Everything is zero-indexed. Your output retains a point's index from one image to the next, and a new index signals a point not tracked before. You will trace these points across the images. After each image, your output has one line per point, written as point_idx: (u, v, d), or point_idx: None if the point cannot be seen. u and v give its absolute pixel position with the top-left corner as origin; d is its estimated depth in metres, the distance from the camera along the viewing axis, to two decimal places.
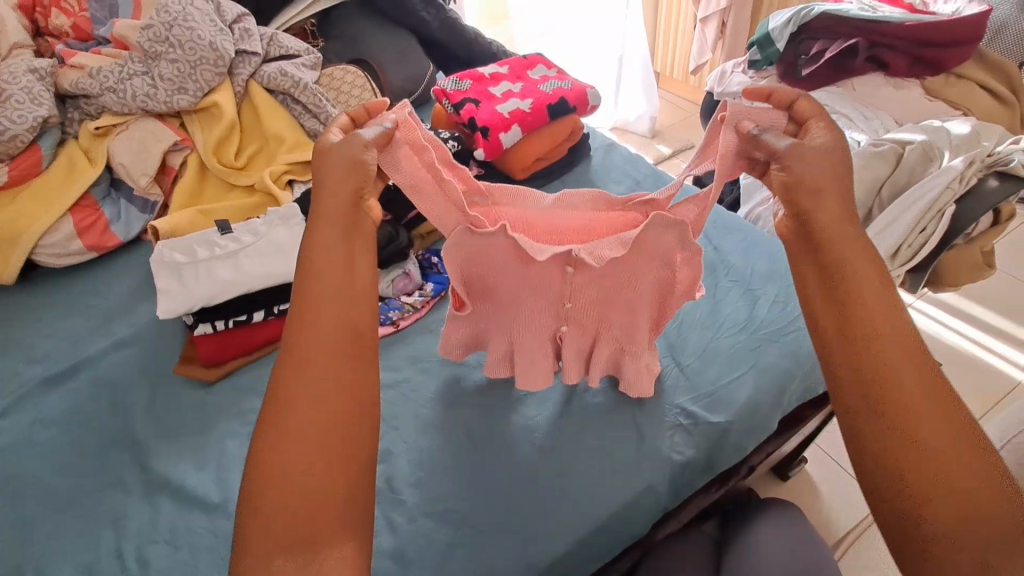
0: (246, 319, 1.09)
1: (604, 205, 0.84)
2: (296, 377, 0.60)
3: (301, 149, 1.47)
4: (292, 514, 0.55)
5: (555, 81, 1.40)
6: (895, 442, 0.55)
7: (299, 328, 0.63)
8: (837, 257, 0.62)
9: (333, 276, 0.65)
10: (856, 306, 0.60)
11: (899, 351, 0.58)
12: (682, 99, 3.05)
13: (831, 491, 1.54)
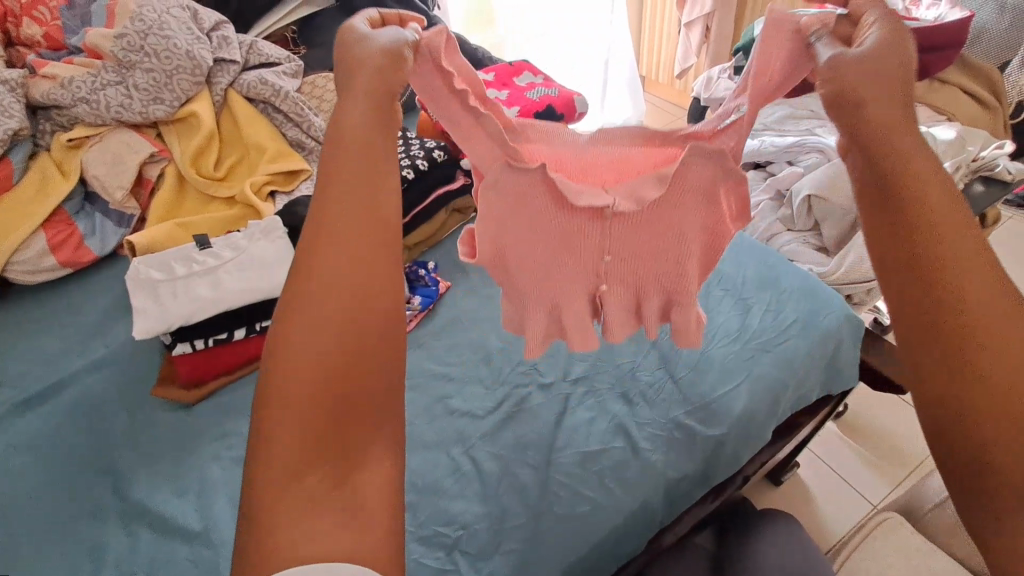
0: (228, 337, 1.06)
1: (645, 140, 0.73)
2: (318, 283, 0.49)
3: (283, 159, 1.45)
4: (317, 439, 0.46)
5: (541, 89, 1.39)
6: (968, 386, 0.43)
7: (318, 226, 0.51)
8: (891, 158, 0.49)
9: (349, 181, 0.52)
10: (918, 214, 0.47)
11: (972, 270, 0.45)
12: (668, 102, 3.05)
13: (824, 495, 1.54)
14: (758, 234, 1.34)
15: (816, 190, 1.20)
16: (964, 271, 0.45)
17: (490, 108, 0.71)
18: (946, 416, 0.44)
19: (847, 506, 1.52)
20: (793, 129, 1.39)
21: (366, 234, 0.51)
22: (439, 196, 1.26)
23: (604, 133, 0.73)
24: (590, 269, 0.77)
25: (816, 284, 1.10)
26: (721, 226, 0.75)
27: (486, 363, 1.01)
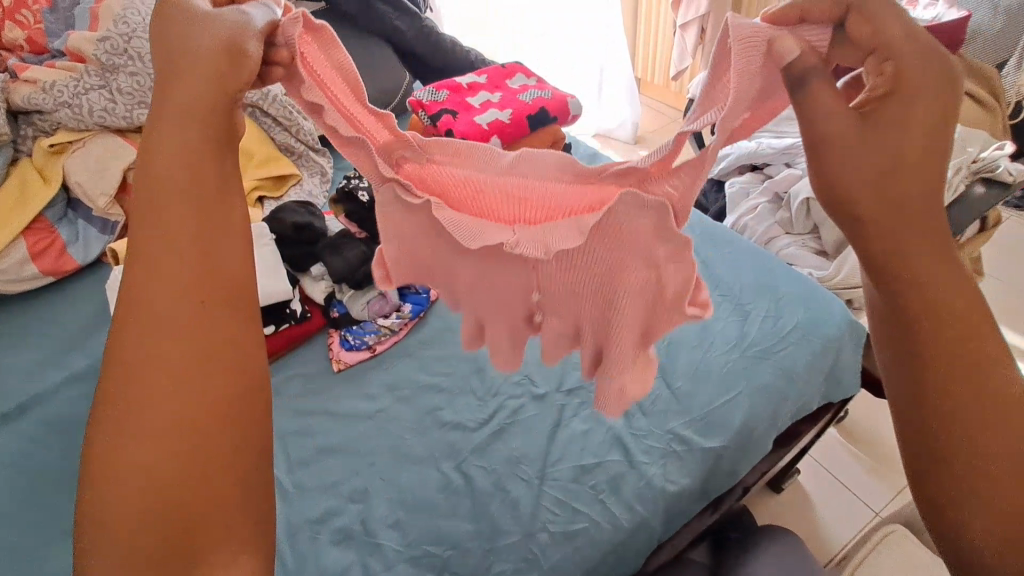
0: None
1: (576, 174, 0.65)
2: (140, 329, 0.44)
3: (272, 164, 1.42)
4: (150, 510, 0.41)
5: (535, 91, 1.36)
6: (926, 352, 0.46)
7: (138, 265, 0.45)
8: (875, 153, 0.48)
9: (180, 192, 0.48)
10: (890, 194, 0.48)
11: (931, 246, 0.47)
12: (663, 105, 3.04)
13: (824, 502, 1.52)
14: (755, 238, 1.32)
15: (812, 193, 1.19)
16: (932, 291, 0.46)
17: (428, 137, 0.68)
18: (923, 383, 0.46)
19: (847, 514, 1.49)
20: (789, 131, 1.36)
21: (203, 254, 0.47)
22: None
23: (531, 158, 0.66)
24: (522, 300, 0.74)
25: (816, 290, 1.08)
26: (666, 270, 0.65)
27: (478, 373, 0.98)
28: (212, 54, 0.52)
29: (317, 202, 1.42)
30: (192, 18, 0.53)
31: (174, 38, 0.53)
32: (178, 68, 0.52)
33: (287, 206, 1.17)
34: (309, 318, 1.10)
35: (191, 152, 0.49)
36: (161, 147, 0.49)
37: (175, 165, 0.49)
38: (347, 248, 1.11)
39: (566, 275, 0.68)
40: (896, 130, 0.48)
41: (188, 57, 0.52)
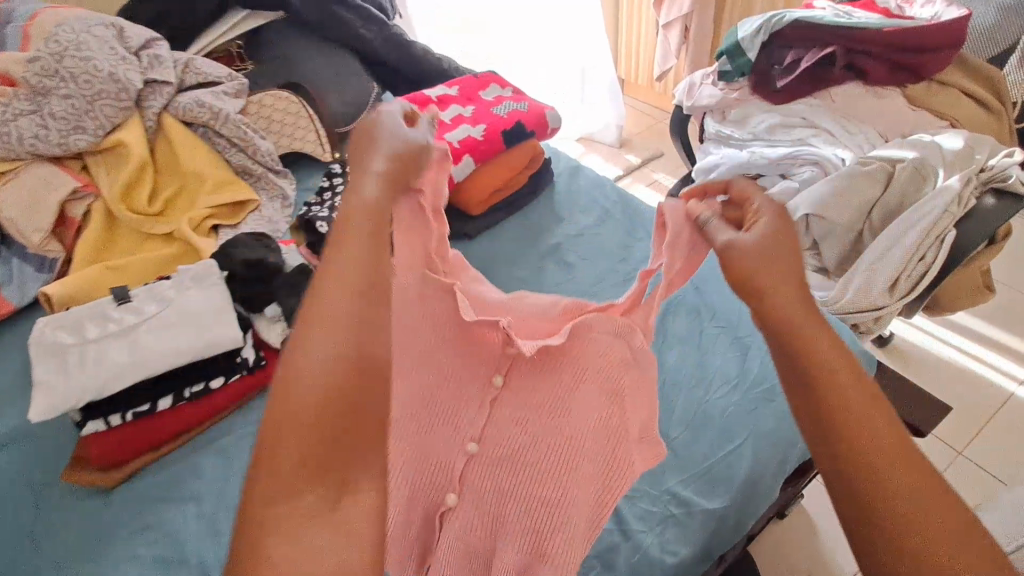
0: (151, 408, 0.94)
1: (569, 309, 0.80)
2: (317, 313, 0.50)
3: (226, 189, 1.31)
4: (316, 454, 0.45)
5: (510, 103, 1.26)
6: (827, 425, 0.47)
7: (328, 267, 0.53)
8: (748, 274, 0.56)
9: (360, 250, 0.54)
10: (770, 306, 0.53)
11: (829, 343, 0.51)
12: (647, 106, 2.95)
13: (829, 526, 1.42)
14: None
15: (814, 208, 1.09)
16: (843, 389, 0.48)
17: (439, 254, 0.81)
18: (833, 448, 0.46)
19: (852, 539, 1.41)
20: (784, 139, 1.26)
21: (366, 265, 0.54)
22: None
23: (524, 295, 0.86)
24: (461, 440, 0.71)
25: (821, 317, 0.99)
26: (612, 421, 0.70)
27: None
28: (400, 156, 0.65)
29: (278, 228, 1.31)
30: (391, 130, 0.66)
31: (367, 132, 0.65)
32: (371, 156, 0.63)
33: (240, 239, 1.08)
34: (263, 366, 1.02)
35: (372, 218, 0.57)
36: (360, 209, 0.58)
37: (359, 227, 0.56)
38: (305, 287, 1.00)
39: (520, 417, 0.71)
40: (774, 243, 0.58)
41: (392, 154, 0.64)
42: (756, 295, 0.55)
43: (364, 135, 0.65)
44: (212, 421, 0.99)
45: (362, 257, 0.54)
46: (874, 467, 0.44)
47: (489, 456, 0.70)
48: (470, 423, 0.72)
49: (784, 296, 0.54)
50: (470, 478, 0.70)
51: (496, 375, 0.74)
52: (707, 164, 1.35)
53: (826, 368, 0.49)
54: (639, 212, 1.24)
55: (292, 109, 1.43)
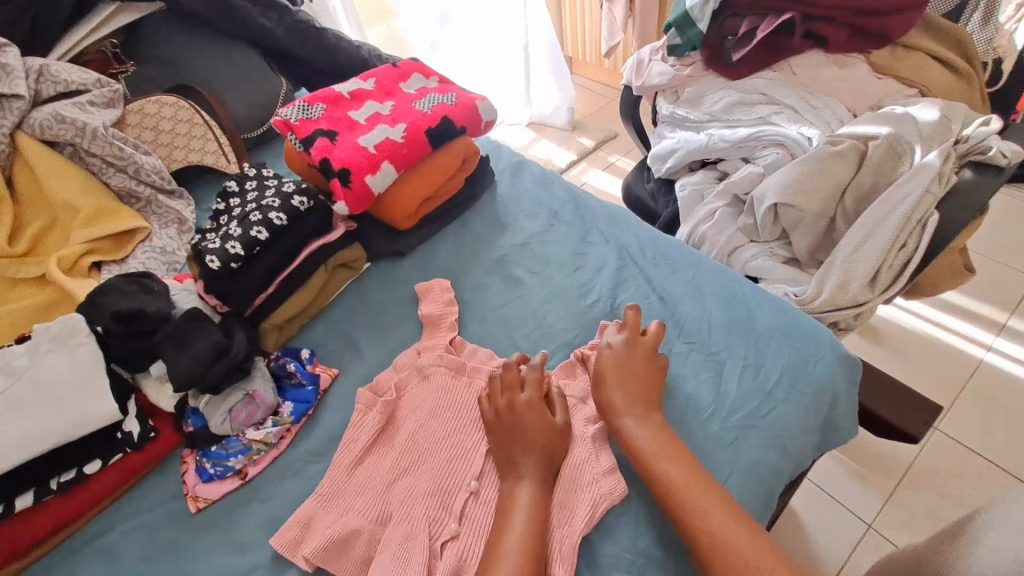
0: (4, 512, 0.72)
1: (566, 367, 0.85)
2: None
3: (106, 218, 1.10)
4: None
5: (434, 95, 1.09)
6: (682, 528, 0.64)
7: (496, 553, 0.64)
8: (606, 402, 0.76)
9: (523, 539, 0.65)
10: (625, 439, 0.72)
11: (675, 465, 0.68)
12: (597, 84, 2.81)
13: (814, 519, 1.29)
14: (717, 252, 1.08)
15: (782, 196, 0.96)
16: (677, 486, 0.66)
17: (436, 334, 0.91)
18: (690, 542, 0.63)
19: (838, 531, 1.27)
20: (744, 119, 1.13)
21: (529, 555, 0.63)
22: (310, 255, 0.96)
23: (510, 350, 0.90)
24: (460, 484, 0.75)
25: (796, 318, 0.87)
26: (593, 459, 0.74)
27: (384, 496, 0.74)
28: (551, 441, 0.74)
29: (175, 260, 1.12)
30: (537, 415, 0.75)
31: (511, 415, 0.76)
32: (527, 448, 0.72)
33: (112, 282, 0.88)
34: (153, 438, 0.82)
35: (534, 510, 0.67)
36: (515, 505, 0.68)
37: (520, 514, 0.67)
38: (194, 339, 0.81)
39: None
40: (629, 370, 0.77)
41: (543, 444, 0.73)
42: (612, 422, 0.75)
43: (513, 427, 0.75)
44: (91, 514, 0.78)
45: (526, 544, 0.64)
46: (700, 529, 0.63)
47: (491, 498, 0.74)
48: (469, 467, 0.76)
49: (629, 421, 0.73)
50: (471, 515, 0.72)
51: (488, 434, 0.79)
52: (662, 151, 1.22)
53: (657, 471, 0.68)
54: (591, 211, 1.09)
55: (183, 117, 1.23)
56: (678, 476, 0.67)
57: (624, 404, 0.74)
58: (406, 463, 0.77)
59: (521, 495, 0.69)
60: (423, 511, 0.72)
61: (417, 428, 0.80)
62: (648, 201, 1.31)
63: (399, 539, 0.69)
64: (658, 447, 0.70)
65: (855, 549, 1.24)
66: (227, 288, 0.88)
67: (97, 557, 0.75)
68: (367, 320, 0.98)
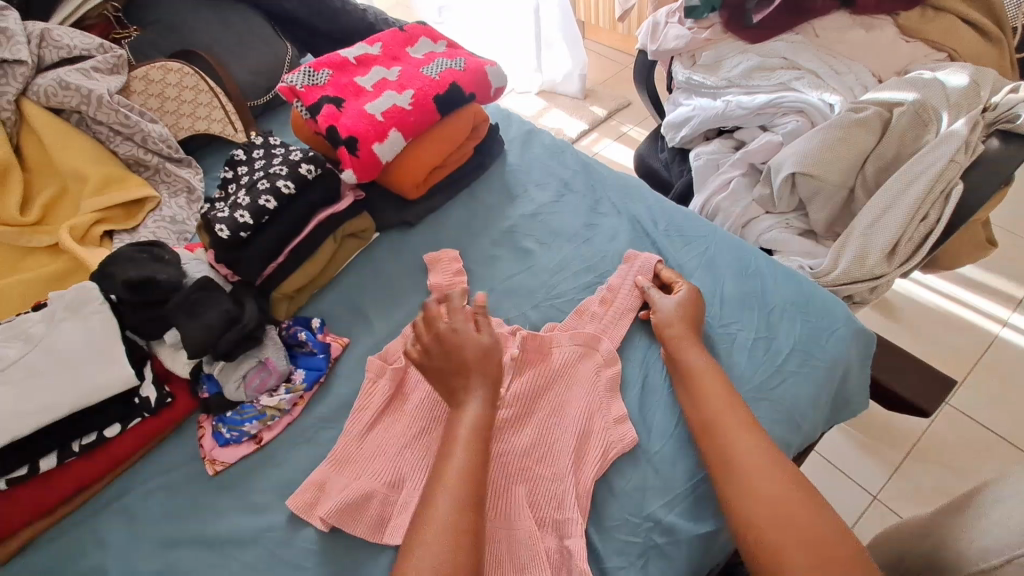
0: (29, 472, 0.75)
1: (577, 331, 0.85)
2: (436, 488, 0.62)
3: (114, 186, 1.09)
4: None
5: (442, 60, 1.06)
6: (720, 451, 0.66)
7: (445, 454, 0.65)
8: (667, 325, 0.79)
9: (466, 461, 0.64)
10: (683, 363, 0.75)
11: (722, 398, 0.70)
12: (610, 49, 2.72)
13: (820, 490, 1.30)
14: (730, 224, 1.06)
15: (802, 166, 0.93)
16: (728, 446, 0.66)
17: (447, 303, 0.92)
18: (725, 463, 0.65)
19: (843, 503, 1.28)
20: (763, 85, 1.08)
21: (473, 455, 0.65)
22: (319, 223, 0.96)
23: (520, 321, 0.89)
24: None
25: (812, 293, 0.85)
26: (602, 429, 0.74)
27: (395, 461, 0.75)
28: (487, 358, 0.73)
29: (186, 229, 1.12)
30: (473, 332, 0.76)
31: (445, 340, 0.75)
32: (467, 372, 0.72)
33: (122, 251, 0.88)
34: (170, 404, 0.83)
35: (475, 427, 0.67)
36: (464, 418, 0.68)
37: (466, 425, 0.67)
38: (205, 308, 0.82)
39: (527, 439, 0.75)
40: (676, 316, 0.79)
41: (478, 361, 0.73)
42: (672, 344, 0.77)
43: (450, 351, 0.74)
44: (113, 475, 0.80)
45: (471, 453, 0.65)
46: (738, 454, 0.65)
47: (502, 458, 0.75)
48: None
49: (688, 348, 0.76)
50: None
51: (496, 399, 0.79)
52: (676, 119, 1.18)
53: (704, 396, 0.71)
54: (602, 180, 1.07)
55: (187, 83, 1.21)
56: (760, 454, 0.64)
57: (683, 331, 0.78)
58: (421, 428, 0.78)
59: (471, 411, 0.68)
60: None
61: (425, 393, 0.81)
62: (661, 171, 1.28)
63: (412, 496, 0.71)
64: (710, 373, 0.73)
65: (859, 517, 1.25)
66: (237, 257, 0.89)
67: (121, 515, 0.77)
68: (375, 290, 0.98)
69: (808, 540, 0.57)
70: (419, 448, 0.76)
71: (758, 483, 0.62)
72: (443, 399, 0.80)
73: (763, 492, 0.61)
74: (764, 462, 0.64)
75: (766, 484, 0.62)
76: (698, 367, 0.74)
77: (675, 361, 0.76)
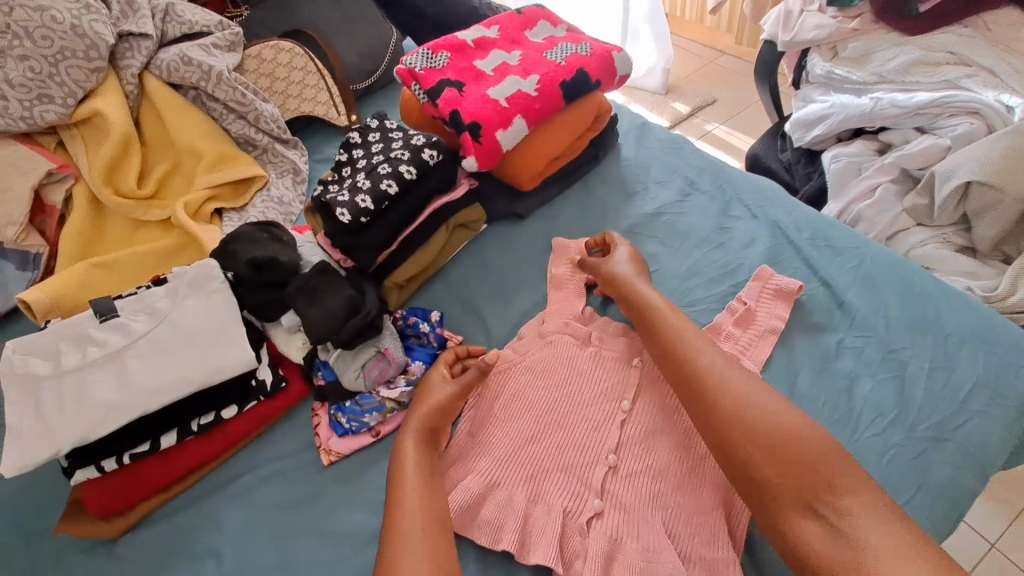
0: (150, 450, 0.74)
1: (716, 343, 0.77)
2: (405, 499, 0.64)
3: (227, 164, 1.09)
4: None
5: (566, 45, 1.00)
6: (691, 390, 0.67)
7: (402, 456, 0.68)
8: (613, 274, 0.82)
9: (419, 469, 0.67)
10: (639, 305, 0.77)
11: (683, 329, 0.72)
12: (695, 43, 2.59)
13: None
14: (875, 234, 0.95)
15: (980, 173, 0.83)
16: (697, 376, 0.67)
17: (565, 302, 0.86)
18: (697, 398, 0.66)
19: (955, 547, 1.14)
20: (923, 82, 0.97)
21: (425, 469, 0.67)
22: (433, 212, 0.92)
23: None
24: (596, 456, 0.71)
25: (989, 318, 0.75)
26: None
27: (516, 459, 0.71)
28: (445, 409, 0.74)
29: (291, 211, 1.11)
30: (441, 379, 0.76)
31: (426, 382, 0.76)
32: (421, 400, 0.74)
33: (243, 230, 0.87)
34: (284, 388, 0.82)
35: (420, 468, 0.67)
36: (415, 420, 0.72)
37: (414, 432, 0.71)
38: (327, 293, 0.80)
39: (664, 458, 0.70)
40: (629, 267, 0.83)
41: (427, 407, 0.73)
42: (622, 290, 0.80)
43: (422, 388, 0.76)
44: (226, 457, 0.79)
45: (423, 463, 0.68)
46: (708, 379, 0.66)
47: (632, 474, 0.69)
48: (604, 440, 0.72)
49: (642, 287, 0.79)
50: (613, 490, 0.68)
51: (622, 404, 0.74)
52: (809, 116, 1.08)
53: (664, 333, 0.73)
54: (733, 181, 0.99)
55: (297, 62, 1.20)
56: (734, 380, 0.65)
57: (630, 278, 0.81)
58: (531, 431, 0.73)
59: (410, 446, 0.69)
60: (560, 486, 0.69)
61: (527, 389, 0.78)
62: (782, 173, 1.18)
63: (528, 507, 0.67)
64: (666, 309, 0.76)
65: (975, 567, 1.11)
66: (354, 242, 0.86)
67: (235, 499, 0.76)
68: (487, 284, 0.93)
69: (777, 459, 0.58)
70: (544, 454, 0.72)
71: (741, 409, 0.62)
72: (555, 399, 0.76)
73: (739, 414, 0.62)
74: (744, 387, 0.65)
75: (744, 407, 0.62)
76: (644, 308, 0.77)
77: (629, 304, 0.79)
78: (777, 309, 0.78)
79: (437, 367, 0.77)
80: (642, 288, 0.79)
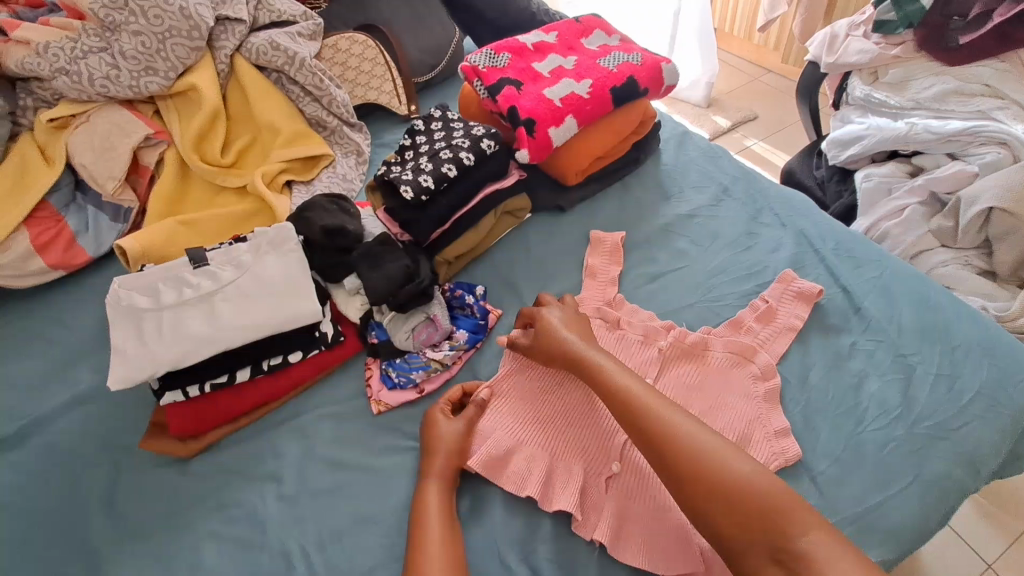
0: (228, 380, 0.86)
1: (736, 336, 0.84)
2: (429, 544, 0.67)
3: (300, 142, 1.21)
4: None
5: (619, 54, 1.08)
6: (646, 447, 0.68)
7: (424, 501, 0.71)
8: (559, 329, 0.82)
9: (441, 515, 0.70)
10: (584, 360, 0.78)
11: (625, 384, 0.74)
12: (741, 59, 2.62)
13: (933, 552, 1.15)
14: (899, 251, 1.01)
15: (1002, 200, 0.88)
16: (645, 430, 0.69)
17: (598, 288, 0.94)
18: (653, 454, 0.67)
19: (955, 566, 1.14)
20: (957, 110, 1.02)
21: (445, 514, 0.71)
22: (484, 198, 1.01)
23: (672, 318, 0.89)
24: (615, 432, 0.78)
25: (999, 338, 0.80)
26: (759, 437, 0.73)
27: (542, 426, 0.79)
28: (458, 450, 0.75)
29: (353, 187, 1.22)
30: (447, 420, 0.78)
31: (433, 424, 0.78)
32: (432, 451, 0.75)
33: (317, 200, 0.98)
34: (342, 342, 0.92)
35: (443, 514, 0.71)
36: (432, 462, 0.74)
37: (436, 477, 0.73)
38: (385, 261, 0.90)
39: None
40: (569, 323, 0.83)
41: (443, 449, 0.75)
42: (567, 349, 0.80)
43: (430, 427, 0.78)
44: (287, 398, 0.89)
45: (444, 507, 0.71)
46: (658, 433, 0.68)
47: None
48: None
49: (588, 346, 0.80)
50: (630, 456, 0.76)
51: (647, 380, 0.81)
52: (845, 136, 1.13)
53: (612, 384, 0.74)
54: (764, 192, 1.05)
55: (368, 52, 1.31)
56: (682, 435, 0.66)
57: (571, 334, 0.81)
58: (554, 406, 0.81)
59: (430, 496, 0.72)
60: (580, 451, 0.77)
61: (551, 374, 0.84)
62: (815, 190, 1.23)
63: (550, 466, 0.75)
64: (609, 364, 0.77)
65: None
66: (412, 218, 0.95)
67: (294, 434, 0.86)
68: (527, 267, 1.01)
69: (733, 508, 0.60)
70: (568, 423, 0.79)
71: (695, 463, 0.64)
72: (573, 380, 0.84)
73: (692, 466, 0.64)
74: (701, 440, 0.66)
75: (694, 458, 0.64)
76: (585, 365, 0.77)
77: (573, 358, 0.79)
78: (795, 310, 0.85)
79: (440, 410, 0.80)
80: (586, 347, 0.79)
